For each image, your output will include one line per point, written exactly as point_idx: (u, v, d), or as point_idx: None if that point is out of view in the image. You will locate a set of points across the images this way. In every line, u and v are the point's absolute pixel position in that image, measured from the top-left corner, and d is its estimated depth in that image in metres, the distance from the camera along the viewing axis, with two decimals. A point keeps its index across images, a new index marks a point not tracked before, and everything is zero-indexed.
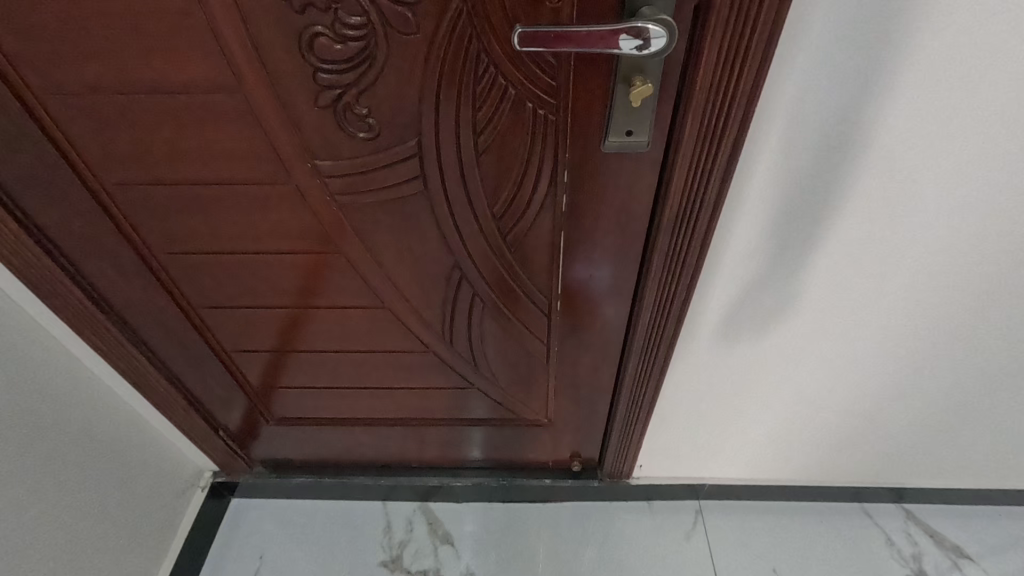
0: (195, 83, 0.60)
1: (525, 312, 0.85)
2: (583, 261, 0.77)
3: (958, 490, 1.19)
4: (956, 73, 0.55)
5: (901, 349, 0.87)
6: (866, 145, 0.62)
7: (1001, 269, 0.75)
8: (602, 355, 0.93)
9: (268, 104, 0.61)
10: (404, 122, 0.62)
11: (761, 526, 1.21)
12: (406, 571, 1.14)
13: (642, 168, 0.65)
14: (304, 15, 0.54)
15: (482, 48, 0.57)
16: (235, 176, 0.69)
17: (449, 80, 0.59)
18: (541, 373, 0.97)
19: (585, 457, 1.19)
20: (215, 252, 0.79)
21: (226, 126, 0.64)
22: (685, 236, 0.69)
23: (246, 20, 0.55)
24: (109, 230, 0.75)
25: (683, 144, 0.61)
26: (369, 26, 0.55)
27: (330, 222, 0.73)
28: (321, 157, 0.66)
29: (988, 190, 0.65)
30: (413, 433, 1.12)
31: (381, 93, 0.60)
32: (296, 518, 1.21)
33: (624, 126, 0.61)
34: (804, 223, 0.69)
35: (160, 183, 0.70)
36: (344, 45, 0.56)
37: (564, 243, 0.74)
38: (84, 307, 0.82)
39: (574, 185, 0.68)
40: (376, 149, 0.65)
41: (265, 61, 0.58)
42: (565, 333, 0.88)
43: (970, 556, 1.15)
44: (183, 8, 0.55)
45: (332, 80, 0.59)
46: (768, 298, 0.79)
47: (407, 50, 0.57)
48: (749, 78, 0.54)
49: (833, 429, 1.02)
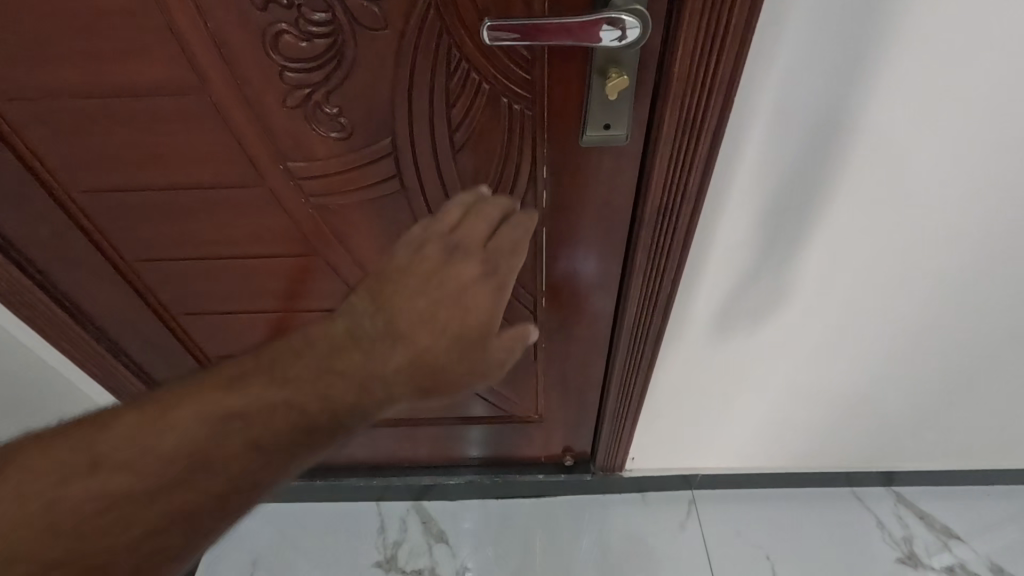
0: (160, 86, 0.59)
1: (511, 309, 0.83)
2: (566, 256, 0.74)
3: (954, 472, 1.16)
4: (941, 57, 0.55)
5: (889, 333, 0.87)
6: (853, 131, 0.61)
7: (978, 256, 0.75)
8: (593, 350, 0.90)
9: (234, 105, 0.60)
10: (376, 121, 0.60)
11: (752, 513, 1.20)
12: (400, 570, 1.21)
13: (624, 162, 0.63)
14: (267, 13, 0.52)
15: (454, 42, 0.54)
16: (206, 182, 0.68)
17: (421, 77, 0.57)
18: (532, 372, 0.95)
19: (577, 449, 1.20)
20: (192, 258, 0.78)
21: (193, 131, 0.62)
22: (669, 231, 0.66)
23: (209, 24, 0.54)
24: (80, 240, 0.75)
25: (662, 136, 0.57)
26: (334, 23, 0.52)
27: (307, 225, 0.72)
28: (294, 159, 0.64)
29: (963, 178, 0.66)
30: (406, 433, 1.15)
31: (350, 92, 0.58)
32: (291, 520, 1.30)
33: (602, 119, 0.58)
34: (792, 211, 0.69)
35: (128, 189, 0.69)
36: (309, 42, 0.54)
37: (545, 240, 0.72)
38: (61, 318, 0.83)
39: (555, 179, 0.65)
40: (349, 151, 0.63)
41: (233, 64, 0.56)
42: (552, 329, 0.86)
43: (959, 537, 1.14)
44: (141, 11, 0.53)
45: (300, 80, 0.57)
46: (755, 290, 0.79)
47: (376, 47, 0.54)
48: (730, 69, 0.51)
49: (816, 415, 1.02)
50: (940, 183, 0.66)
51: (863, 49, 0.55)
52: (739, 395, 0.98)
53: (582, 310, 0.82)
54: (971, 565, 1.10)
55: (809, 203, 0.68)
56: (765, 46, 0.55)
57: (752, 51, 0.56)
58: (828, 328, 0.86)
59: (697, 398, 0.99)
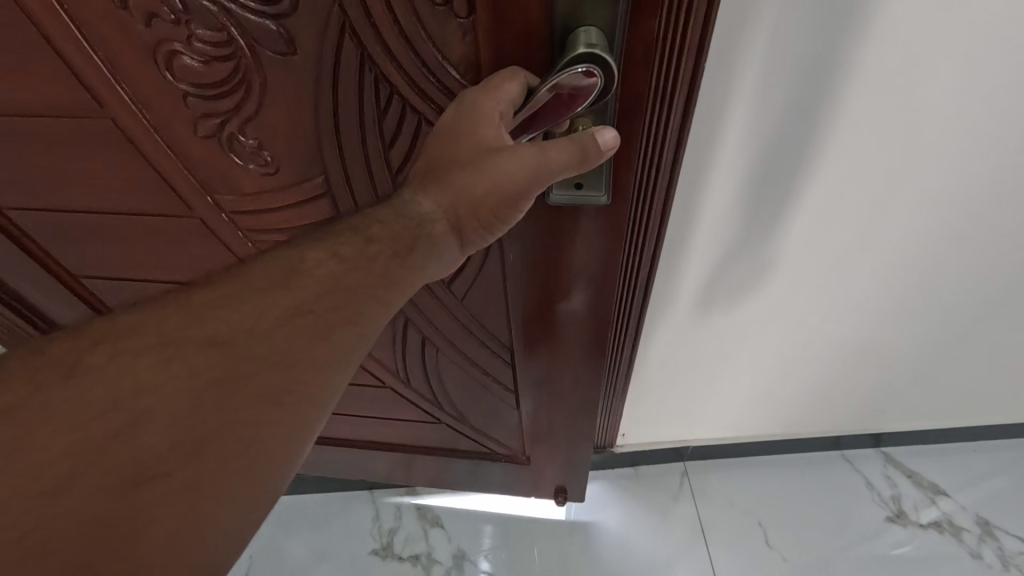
0: (58, 104, 0.50)
1: (486, 358, 0.77)
2: (538, 319, 0.67)
3: (940, 429, 1.18)
4: (915, 54, 0.53)
5: (876, 302, 0.85)
6: (829, 123, 0.60)
7: (966, 227, 0.73)
8: (579, 410, 0.82)
9: (136, 124, 0.50)
10: (304, 156, 0.49)
11: (742, 479, 1.21)
12: (397, 556, 1.21)
13: (604, 223, 0.53)
14: (153, 28, 0.42)
15: (380, 73, 0.43)
16: (130, 208, 0.60)
17: (346, 104, 0.45)
18: (512, 410, 0.87)
19: (571, 492, 1.06)
20: (131, 278, 0.72)
21: (103, 154, 0.54)
22: (642, 234, 0.62)
23: (87, 33, 0.43)
24: (13, 248, 0.70)
25: (632, 133, 0.46)
26: (230, 44, 0.42)
27: (236, 246, 0.62)
28: (220, 190, 0.55)
29: (956, 155, 0.63)
30: (403, 459, 1.07)
31: (266, 125, 0.47)
32: (286, 512, 1.29)
33: (574, 178, 0.49)
34: (771, 198, 0.68)
35: (53, 208, 0.63)
36: (207, 64, 0.43)
37: (513, 297, 0.65)
38: (17, 322, 0.83)
39: (525, 237, 0.56)
40: (280, 190, 0.53)
41: (129, 89, 0.47)
42: (536, 386, 0.79)
43: (946, 492, 1.16)
44: (9, 16, 0.44)
45: (206, 108, 0.47)
46: (733, 270, 0.78)
47: (286, 75, 0.43)
48: (700, 31, 0.40)
49: (805, 381, 1.01)
50: (921, 165, 0.64)
51: (834, 42, 0.52)
52: (729, 370, 0.98)
53: (565, 359, 0.73)
54: (959, 519, 1.13)
55: (782, 191, 0.67)
56: (730, 37, 0.53)
57: (717, 38, 0.54)
58: (817, 299, 0.84)
59: (683, 373, 0.99)
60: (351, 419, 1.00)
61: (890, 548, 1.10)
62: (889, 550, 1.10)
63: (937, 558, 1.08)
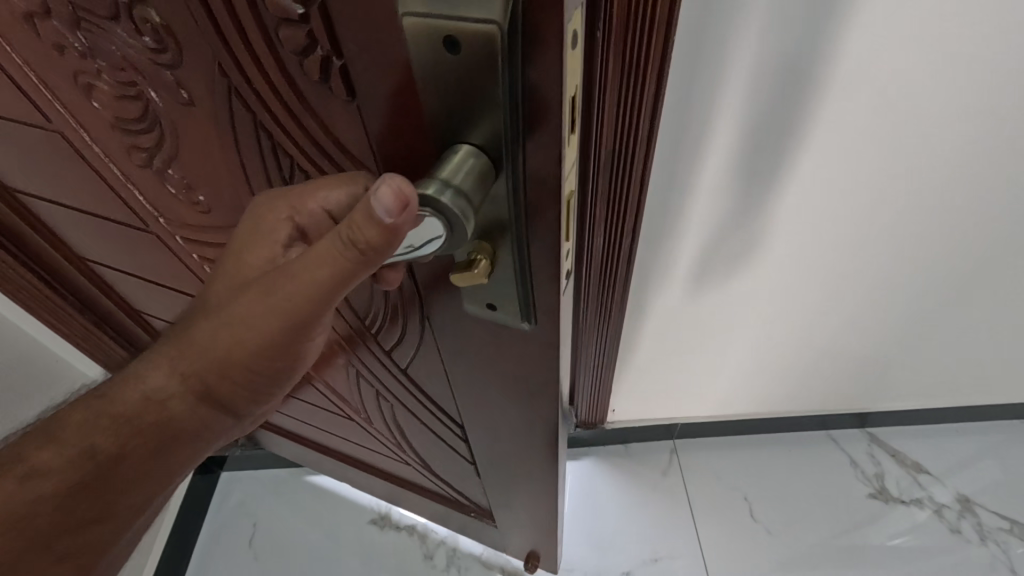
0: (10, 115, 0.49)
1: (439, 428, 0.67)
2: (476, 415, 0.56)
3: (925, 410, 1.19)
4: (909, 31, 0.52)
5: (867, 283, 0.84)
6: (821, 100, 0.58)
7: (960, 211, 0.72)
8: (535, 503, 0.70)
9: (78, 142, 0.48)
10: (229, 204, 0.46)
11: (729, 457, 1.23)
12: (395, 526, 1.25)
13: (533, 352, 0.41)
14: (67, 58, 0.40)
15: (275, 143, 0.38)
16: (99, 212, 0.59)
17: (252, 164, 0.41)
18: (476, 481, 0.76)
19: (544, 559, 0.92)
20: (122, 267, 0.73)
21: (61, 164, 0.53)
22: (618, 224, 0.65)
23: (12, 50, 0.41)
24: (16, 221, 0.71)
25: (544, 254, 0.32)
26: (137, 85, 0.39)
27: (193, 264, 0.60)
28: (165, 214, 0.53)
29: (950, 137, 0.62)
30: (389, 487, 1.02)
31: (189, 165, 0.44)
32: (286, 487, 1.32)
33: (484, 296, 0.38)
34: (762, 177, 0.67)
35: (41, 198, 0.63)
36: (122, 99, 0.41)
37: (456, 386, 0.54)
38: (48, 298, 0.88)
39: (451, 334, 0.46)
40: (215, 229, 0.51)
41: (61, 109, 0.45)
42: (490, 467, 0.68)
43: (928, 471, 1.18)
44: None
45: (134, 140, 0.45)
46: (728, 245, 0.77)
47: (193, 123, 0.40)
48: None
49: (792, 360, 1.01)
50: (918, 144, 0.63)
51: (816, 34, 0.52)
52: (718, 350, 0.98)
53: (519, 455, 0.60)
54: (939, 495, 1.15)
55: (773, 170, 0.66)
56: (721, 15, 0.51)
57: (692, 17, 0.52)
58: (810, 279, 0.83)
59: (672, 351, 0.99)
60: (331, 435, 0.96)
61: (886, 539, 1.10)
62: (885, 541, 1.10)
63: (931, 544, 1.09)
